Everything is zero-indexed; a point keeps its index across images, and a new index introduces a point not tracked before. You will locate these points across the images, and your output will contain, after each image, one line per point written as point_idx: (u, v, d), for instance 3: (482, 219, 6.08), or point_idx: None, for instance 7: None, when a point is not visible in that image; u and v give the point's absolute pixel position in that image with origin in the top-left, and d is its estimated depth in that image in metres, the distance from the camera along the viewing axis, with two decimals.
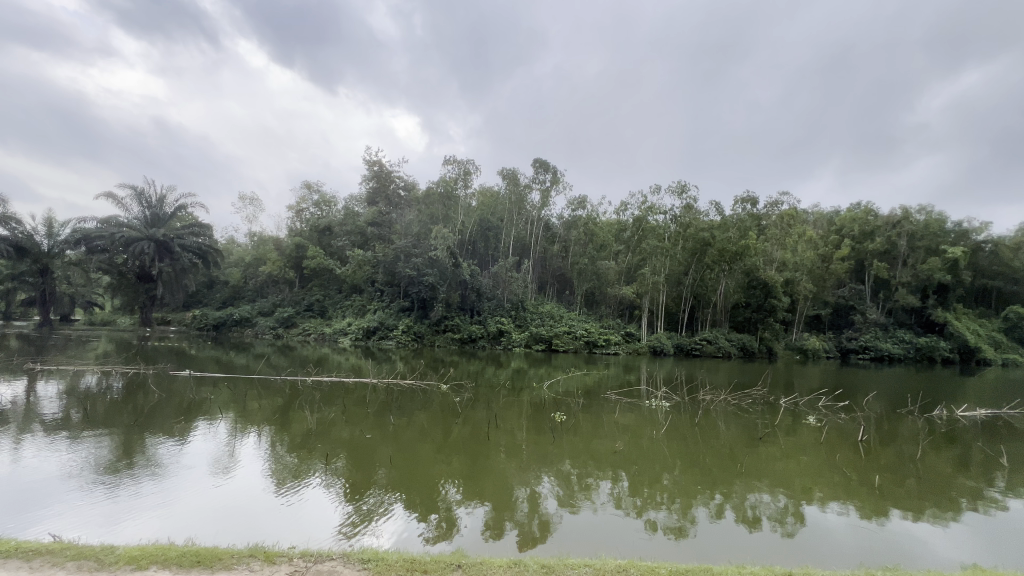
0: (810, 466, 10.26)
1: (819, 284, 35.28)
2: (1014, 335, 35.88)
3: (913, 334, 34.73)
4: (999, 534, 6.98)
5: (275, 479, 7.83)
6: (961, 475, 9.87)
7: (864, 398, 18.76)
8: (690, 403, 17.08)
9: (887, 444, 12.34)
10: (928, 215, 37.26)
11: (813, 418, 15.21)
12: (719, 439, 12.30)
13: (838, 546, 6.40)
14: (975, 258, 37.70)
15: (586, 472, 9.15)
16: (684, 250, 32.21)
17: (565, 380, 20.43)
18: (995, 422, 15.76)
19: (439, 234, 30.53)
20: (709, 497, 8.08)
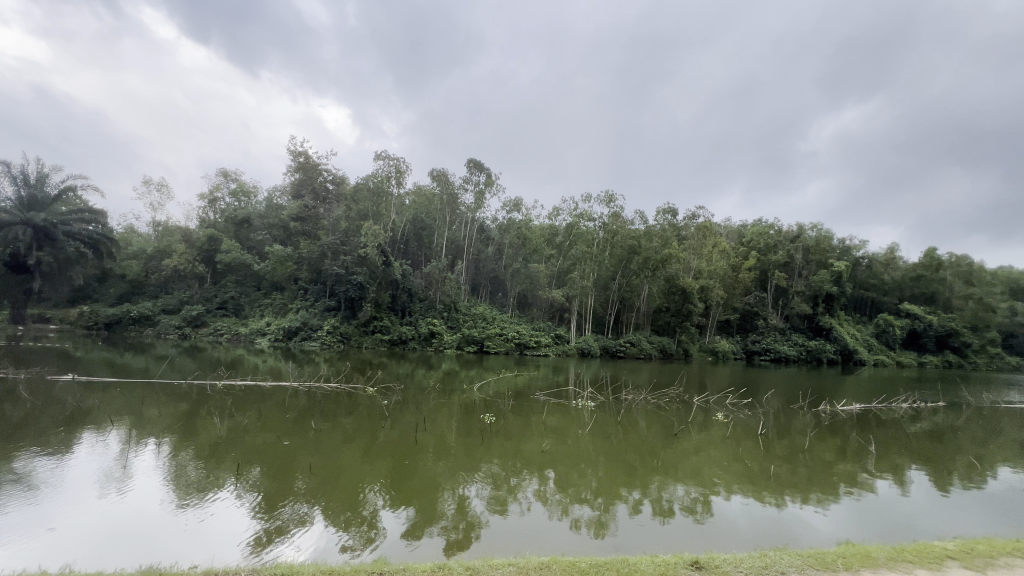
0: (718, 459, 11.15)
1: (729, 291, 38.54)
2: (883, 338, 40.93)
3: (805, 338, 39.02)
4: (869, 513, 8.00)
5: (177, 492, 7.17)
6: (840, 462, 11.24)
7: (764, 396, 20.79)
8: (614, 402, 17.95)
9: (782, 437, 13.74)
10: (819, 233, 42.13)
11: (721, 414, 16.59)
12: (640, 436, 13.00)
13: (739, 531, 7.00)
14: (855, 272, 43.15)
15: (515, 472, 9.30)
16: (612, 256, 33.80)
17: (495, 381, 20.61)
18: (867, 414, 18.16)
19: (370, 232, 29.59)
20: (628, 492, 8.51)
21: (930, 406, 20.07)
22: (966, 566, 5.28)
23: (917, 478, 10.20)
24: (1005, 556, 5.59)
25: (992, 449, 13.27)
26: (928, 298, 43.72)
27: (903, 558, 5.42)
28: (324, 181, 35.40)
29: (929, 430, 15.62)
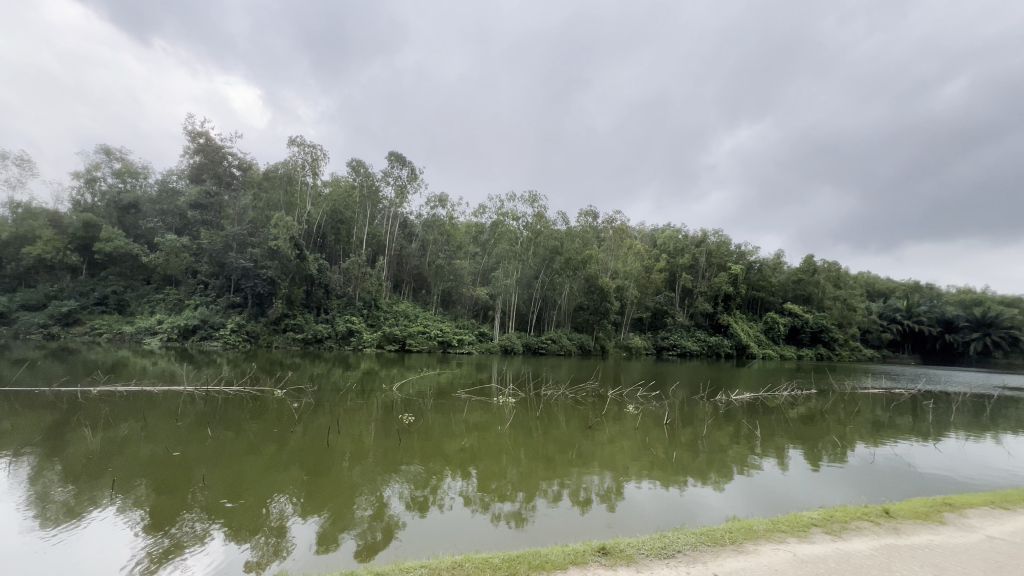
0: (629, 448, 11.83)
1: (643, 291, 41.07)
2: (770, 334, 46.09)
3: (706, 334, 42.84)
4: (756, 490, 8.94)
5: (41, 515, 6.18)
6: (732, 446, 12.45)
7: (670, 388, 22.46)
8: (534, 398, 18.36)
9: (685, 425, 14.92)
10: (720, 239, 46.33)
11: (633, 406, 17.62)
12: (559, 430, 13.41)
13: (646, 515, 7.46)
14: (749, 275, 48.07)
15: (435, 471, 9.17)
16: (535, 256, 34.52)
17: (417, 380, 20.11)
18: (755, 402, 20.30)
19: (281, 223, 27.51)
20: (547, 484, 8.74)
21: (805, 393, 22.97)
22: (825, 530, 6.10)
23: (794, 457, 11.59)
24: (855, 520, 6.53)
25: (851, 429, 15.47)
26: (806, 298, 49.93)
27: (779, 529, 6.12)
28: (228, 167, 31.79)
29: (804, 414, 17.85)
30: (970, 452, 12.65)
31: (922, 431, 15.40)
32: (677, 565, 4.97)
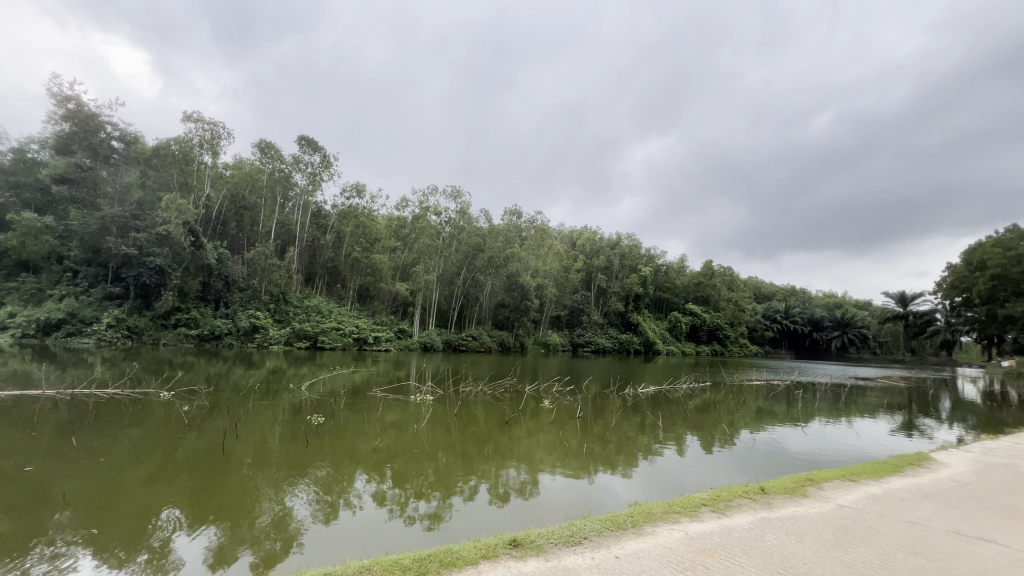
0: (545, 441, 12.22)
1: (561, 289, 42.45)
2: (673, 331, 50.12)
3: (618, 331, 45.75)
4: (657, 476, 9.65)
5: None
6: (638, 436, 13.33)
7: (584, 382, 23.58)
8: (453, 395, 18.28)
9: (596, 418, 15.67)
10: (632, 242, 49.45)
11: (549, 401, 18.22)
12: (477, 426, 13.48)
13: (559, 505, 7.75)
14: (657, 277, 51.83)
15: (346, 473, 8.78)
16: (458, 253, 34.24)
17: (329, 379, 19.08)
18: (659, 394, 22.01)
19: (173, 205, 24.61)
20: (464, 481, 8.75)
21: (701, 385, 25.26)
22: (713, 509, 6.77)
23: (690, 444, 12.71)
24: (736, 498, 7.33)
25: (738, 417, 17.30)
26: (704, 299, 54.92)
27: (673, 510, 6.68)
28: (105, 138, 27.39)
29: (699, 405, 19.65)
30: (829, 434, 14.73)
31: (794, 417, 17.64)
32: (583, 551, 5.23)
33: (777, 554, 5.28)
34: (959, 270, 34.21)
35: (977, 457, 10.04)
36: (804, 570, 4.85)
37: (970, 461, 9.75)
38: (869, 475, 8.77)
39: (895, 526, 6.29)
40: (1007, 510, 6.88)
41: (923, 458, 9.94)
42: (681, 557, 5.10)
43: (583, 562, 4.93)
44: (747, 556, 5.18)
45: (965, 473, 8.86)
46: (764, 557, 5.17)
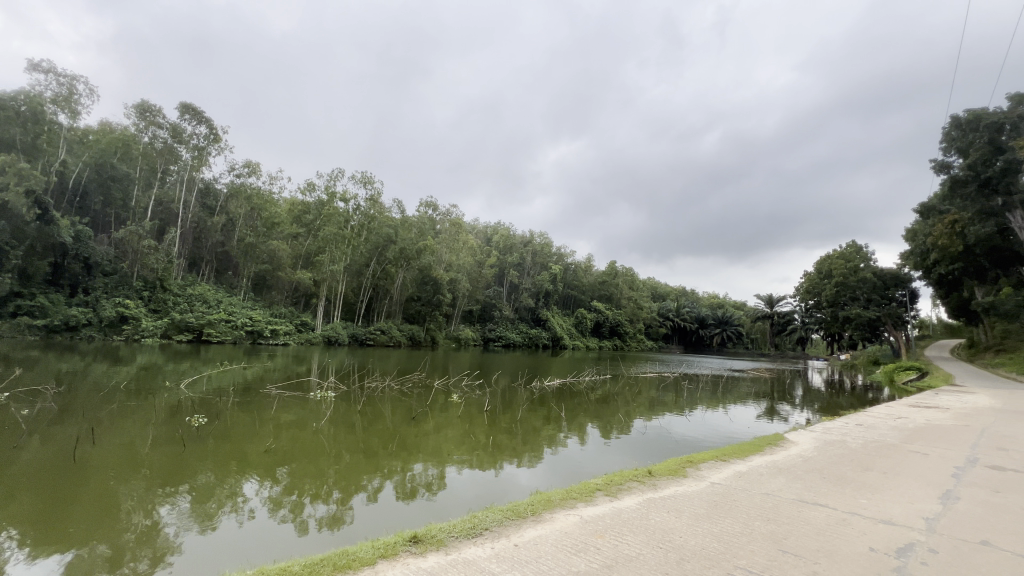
0: (453, 435, 12.21)
1: (475, 284, 42.50)
2: (579, 327, 52.82)
3: (528, 326, 47.24)
4: (558, 465, 10.07)
5: None
6: (544, 427, 13.84)
7: (494, 376, 24.00)
8: (358, 390, 17.53)
9: (505, 410, 15.99)
10: (543, 241, 51.27)
11: (458, 395, 18.26)
12: (384, 423, 13.10)
13: (466, 498, 7.78)
14: (566, 274, 54.25)
15: (233, 478, 8.03)
16: (368, 243, 32.72)
17: (216, 376, 17.29)
18: (563, 386, 23.08)
19: (11, 167, 20.20)
20: (367, 479, 8.44)
21: (602, 377, 26.99)
22: (606, 493, 7.24)
23: (590, 433, 13.48)
24: (627, 481, 7.93)
25: (633, 406, 18.73)
26: (608, 297, 58.49)
27: (570, 496, 7.03)
28: None
29: (600, 396, 20.94)
30: (708, 420, 16.50)
31: (680, 406, 19.53)
32: (483, 542, 5.31)
33: (660, 530, 5.80)
34: (813, 277, 40.10)
35: (818, 435, 11.88)
36: (681, 542, 5.37)
37: (814, 439, 11.52)
38: (737, 454, 9.97)
39: (754, 498, 7.24)
40: (837, 479, 8.22)
41: (779, 438, 11.54)
42: (576, 541, 5.39)
43: (483, 552, 5.00)
44: (634, 535, 5.62)
45: (809, 450, 10.45)
46: (649, 534, 5.65)
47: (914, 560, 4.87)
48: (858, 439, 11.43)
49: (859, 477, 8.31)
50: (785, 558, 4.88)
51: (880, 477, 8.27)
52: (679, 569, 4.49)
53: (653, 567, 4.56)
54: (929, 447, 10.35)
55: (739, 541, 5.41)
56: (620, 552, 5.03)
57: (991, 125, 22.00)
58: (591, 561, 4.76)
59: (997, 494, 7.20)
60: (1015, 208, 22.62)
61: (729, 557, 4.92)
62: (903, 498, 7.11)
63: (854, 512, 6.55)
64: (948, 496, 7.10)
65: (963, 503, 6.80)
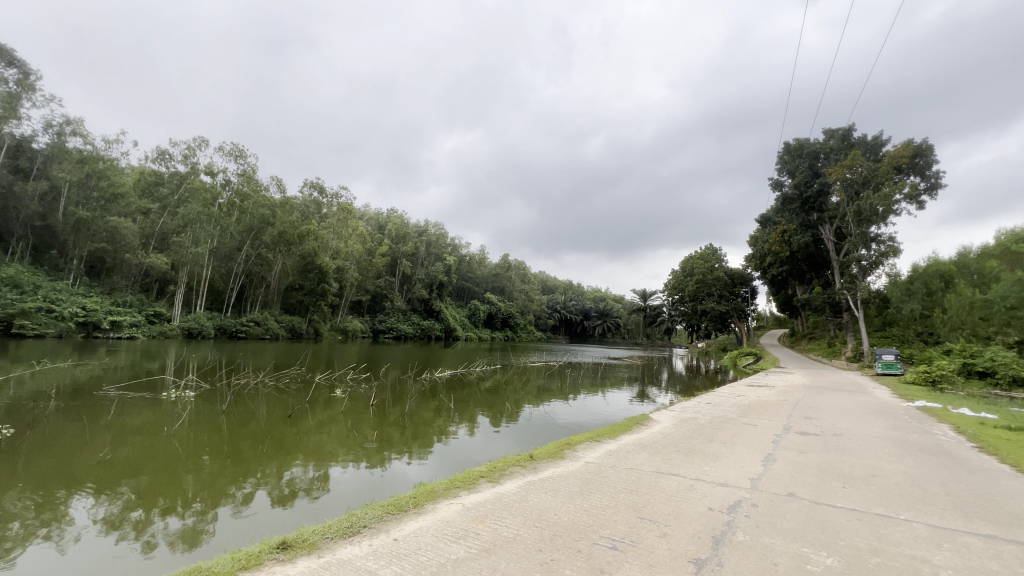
0: (337, 432, 11.57)
1: (364, 273, 40.49)
2: (472, 318, 53.49)
3: (420, 318, 46.60)
4: (445, 457, 10.05)
5: None
6: (434, 419, 13.75)
7: (384, 368, 23.29)
8: (224, 388, 15.71)
9: (393, 403, 15.59)
10: (438, 232, 50.72)
11: (342, 390, 17.32)
12: (257, 422, 11.95)
13: (352, 495, 7.46)
14: (460, 266, 54.36)
15: (54, 499, 6.69)
16: (239, 225, 29.31)
17: (31, 377, 14.17)
18: (454, 377, 23.27)
19: None
20: (236, 487, 7.60)
21: (492, 368, 27.68)
22: (489, 480, 7.44)
23: (480, 423, 13.71)
24: (510, 467, 8.24)
25: (521, 395, 19.53)
26: (500, 289, 59.84)
27: (454, 486, 7.10)
28: None
29: (490, 386, 21.51)
30: (587, 404, 17.82)
31: (563, 392, 20.81)
32: (360, 540, 5.10)
33: (538, 510, 6.12)
34: (679, 275, 45.22)
35: (676, 414, 13.55)
36: (555, 519, 5.74)
37: (673, 417, 13.08)
38: (609, 435, 10.91)
39: (622, 472, 8.00)
40: (688, 450, 9.44)
41: (645, 418, 12.90)
42: (455, 529, 5.45)
43: (359, 551, 4.80)
44: (512, 517, 5.84)
45: (668, 427, 11.84)
46: (526, 515, 5.94)
47: (740, 514, 5.79)
48: (706, 415, 13.26)
49: (705, 448, 9.63)
50: (643, 524, 5.48)
51: (720, 447, 9.68)
52: (552, 544, 4.79)
53: (528, 545, 4.80)
54: (757, 419, 12.38)
55: (605, 513, 5.93)
56: (499, 535, 5.21)
57: (811, 153, 26.85)
58: (471, 547, 4.84)
59: (802, 454, 8.87)
60: (826, 223, 27.56)
61: (597, 528, 5.36)
62: (736, 464, 8.39)
63: (699, 478, 7.57)
64: (767, 459, 8.57)
65: (778, 464, 8.23)
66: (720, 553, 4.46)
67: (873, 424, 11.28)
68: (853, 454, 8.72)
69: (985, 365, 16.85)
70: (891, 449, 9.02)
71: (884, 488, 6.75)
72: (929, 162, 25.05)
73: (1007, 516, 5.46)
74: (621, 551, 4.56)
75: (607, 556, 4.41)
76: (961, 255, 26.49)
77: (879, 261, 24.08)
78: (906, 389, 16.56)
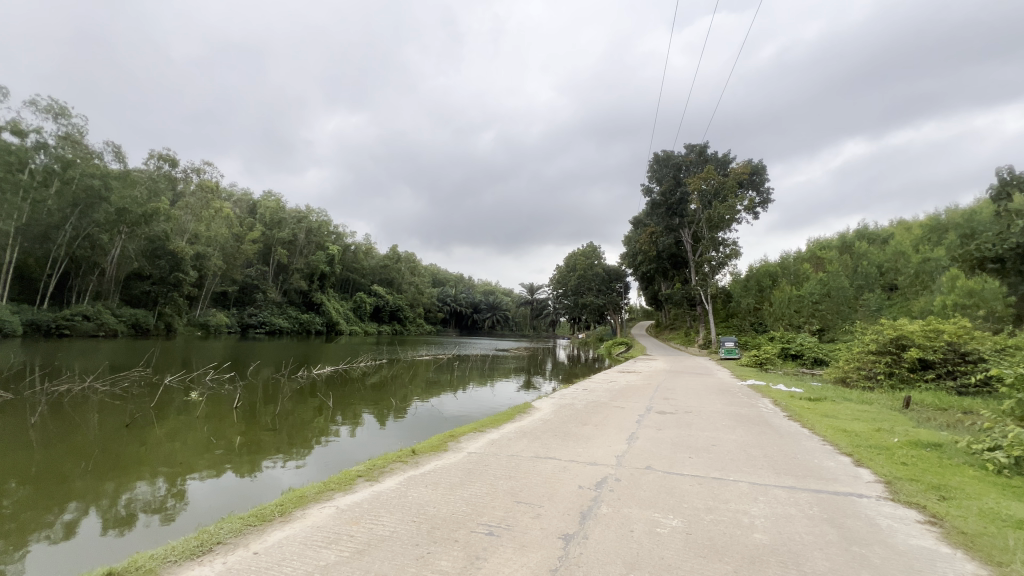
0: (196, 440, 10.16)
1: (230, 261, 36.10)
2: (358, 311, 50.91)
3: (298, 311, 43.14)
4: (324, 457, 9.39)
5: None
6: (313, 420, 12.74)
7: (253, 367, 21.06)
8: (35, 396, 12.80)
9: (265, 405, 14.16)
10: (320, 219, 47.15)
11: (200, 392, 15.21)
12: (85, 436, 9.97)
13: (214, 507, 6.65)
14: (345, 256, 51.20)
15: None
16: (60, 198, 23.44)
17: None
18: (336, 373, 21.91)
19: None
20: (54, 514, 6.29)
21: (378, 362, 26.63)
22: (366, 479, 7.13)
23: (364, 420, 13.09)
24: (391, 463, 7.98)
25: (410, 389, 19.14)
26: (389, 282, 57.68)
27: (328, 488, 6.67)
28: None
29: (376, 381, 20.68)
30: (474, 396, 18.04)
31: (452, 385, 20.86)
32: (211, 559, 4.52)
33: (417, 505, 6.02)
34: (563, 270, 47.85)
35: (555, 400, 14.40)
36: (434, 512, 5.69)
37: (553, 404, 13.85)
38: (493, 424, 11.16)
39: (502, 460, 8.23)
40: (564, 434, 10.06)
41: (527, 405, 13.49)
42: (326, 533, 5.11)
43: (209, 571, 4.25)
44: (388, 516, 5.63)
45: (548, 413, 12.50)
46: (404, 511, 5.80)
47: (605, 489, 6.33)
48: (582, 400, 14.28)
49: (579, 431, 10.35)
50: (519, 507, 5.70)
51: (592, 429, 10.48)
52: (429, 537, 4.74)
53: (405, 541, 4.69)
54: (625, 402, 13.65)
55: (484, 501, 6.05)
56: (374, 534, 5.01)
57: (674, 165, 30.13)
58: (343, 550, 4.57)
59: (659, 430, 9.99)
60: (686, 227, 31.22)
61: (475, 516, 5.44)
62: (605, 443, 9.14)
63: (572, 459, 8.11)
64: (630, 437, 9.48)
65: (640, 441, 9.16)
66: (586, 527, 4.81)
67: (716, 401, 13.14)
68: (699, 428, 10.07)
69: (797, 349, 20.49)
70: (727, 421, 10.60)
71: (720, 455, 7.89)
72: (763, 179, 29.77)
73: (804, 469, 6.73)
74: (496, 536, 4.68)
75: (482, 543, 4.49)
76: (783, 259, 32.00)
77: (725, 262, 28.06)
78: (741, 370, 19.62)
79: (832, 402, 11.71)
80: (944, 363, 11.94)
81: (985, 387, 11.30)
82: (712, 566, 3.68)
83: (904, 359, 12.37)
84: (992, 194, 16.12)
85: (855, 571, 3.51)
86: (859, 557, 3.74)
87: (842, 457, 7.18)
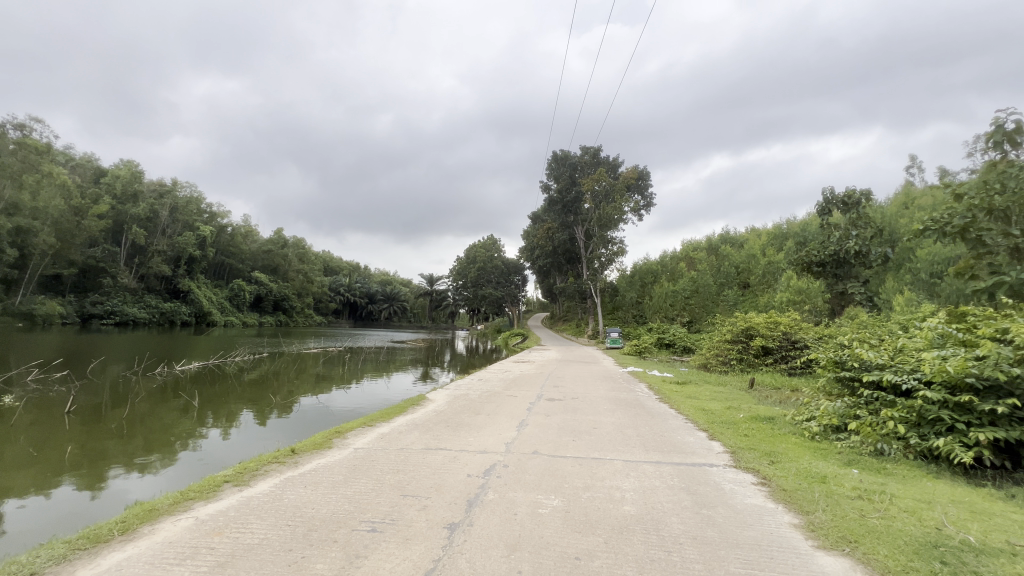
0: (15, 455, 8.34)
1: (66, 238, 30.12)
2: (235, 300, 45.80)
3: (159, 299, 37.61)
4: (189, 463, 8.32)
5: None
6: (175, 422, 11.20)
7: (97, 364, 17.86)
8: None
9: (113, 407, 12.13)
10: (189, 196, 41.48)
11: (18, 396, 12.44)
12: None
13: (36, 532, 5.52)
14: (218, 237, 45.63)
15: None
16: None
17: None
18: (205, 369, 19.48)
19: None
20: None
21: (258, 356, 24.25)
22: (235, 484, 6.44)
23: (239, 420, 11.82)
24: (265, 466, 7.30)
25: (296, 384, 17.72)
26: (273, 269, 52.71)
27: (186, 498, 5.89)
28: None
29: (254, 377, 18.80)
30: (366, 389, 17.26)
31: (342, 379, 19.71)
32: None
33: (293, 507, 5.58)
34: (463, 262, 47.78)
35: (450, 391, 14.31)
36: (312, 513, 5.32)
37: (447, 395, 13.75)
38: (383, 418, 10.76)
39: (391, 454, 7.98)
40: (456, 425, 10.05)
41: (421, 397, 13.23)
42: (179, 549, 4.49)
43: None
44: (260, 522, 5.15)
45: (441, 405, 12.39)
46: (278, 514, 5.34)
47: (492, 475, 6.45)
48: (477, 391, 14.41)
49: (471, 421, 10.43)
50: (405, 501, 5.56)
51: (484, 418, 10.62)
52: (304, 541, 4.40)
53: (276, 547, 4.31)
54: (517, 391, 14.05)
55: (368, 497, 5.82)
56: (241, 544, 4.53)
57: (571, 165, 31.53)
58: (202, 564, 4.07)
59: (547, 417, 10.46)
60: (580, 224, 32.96)
61: (358, 513, 5.19)
62: (496, 432, 9.31)
63: (463, 449, 8.14)
64: (520, 425, 9.78)
65: (529, 428, 9.49)
66: (471, 514, 4.84)
67: (599, 388, 14.13)
68: (583, 412, 10.72)
69: (670, 338, 22.82)
70: (607, 405, 11.45)
71: (599, 436, 8.49)
72: (647, 185, 32.52)
73: (668, 445, 7.53)
74: (379, 533, 4.51)
75: (363, 540, 4.29)
76: (662, 258, 35.37)
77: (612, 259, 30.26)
78: (623, 358, 21.33)
79: (695, 385, 13.24)
80: (781, 349, 14.12)
81: (808, 369, 13.65)
82: (585, 539, 3.92)
83: (751, 347, 14.41)
84: (818, 208, 19.01)
85: (703, 531, 3.98)
86: (706, 518, 4.26)
87: (700, 432, 8.15)
